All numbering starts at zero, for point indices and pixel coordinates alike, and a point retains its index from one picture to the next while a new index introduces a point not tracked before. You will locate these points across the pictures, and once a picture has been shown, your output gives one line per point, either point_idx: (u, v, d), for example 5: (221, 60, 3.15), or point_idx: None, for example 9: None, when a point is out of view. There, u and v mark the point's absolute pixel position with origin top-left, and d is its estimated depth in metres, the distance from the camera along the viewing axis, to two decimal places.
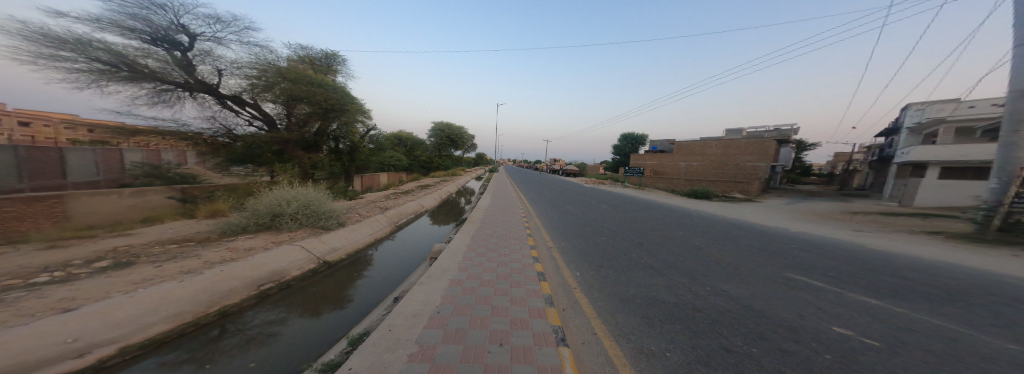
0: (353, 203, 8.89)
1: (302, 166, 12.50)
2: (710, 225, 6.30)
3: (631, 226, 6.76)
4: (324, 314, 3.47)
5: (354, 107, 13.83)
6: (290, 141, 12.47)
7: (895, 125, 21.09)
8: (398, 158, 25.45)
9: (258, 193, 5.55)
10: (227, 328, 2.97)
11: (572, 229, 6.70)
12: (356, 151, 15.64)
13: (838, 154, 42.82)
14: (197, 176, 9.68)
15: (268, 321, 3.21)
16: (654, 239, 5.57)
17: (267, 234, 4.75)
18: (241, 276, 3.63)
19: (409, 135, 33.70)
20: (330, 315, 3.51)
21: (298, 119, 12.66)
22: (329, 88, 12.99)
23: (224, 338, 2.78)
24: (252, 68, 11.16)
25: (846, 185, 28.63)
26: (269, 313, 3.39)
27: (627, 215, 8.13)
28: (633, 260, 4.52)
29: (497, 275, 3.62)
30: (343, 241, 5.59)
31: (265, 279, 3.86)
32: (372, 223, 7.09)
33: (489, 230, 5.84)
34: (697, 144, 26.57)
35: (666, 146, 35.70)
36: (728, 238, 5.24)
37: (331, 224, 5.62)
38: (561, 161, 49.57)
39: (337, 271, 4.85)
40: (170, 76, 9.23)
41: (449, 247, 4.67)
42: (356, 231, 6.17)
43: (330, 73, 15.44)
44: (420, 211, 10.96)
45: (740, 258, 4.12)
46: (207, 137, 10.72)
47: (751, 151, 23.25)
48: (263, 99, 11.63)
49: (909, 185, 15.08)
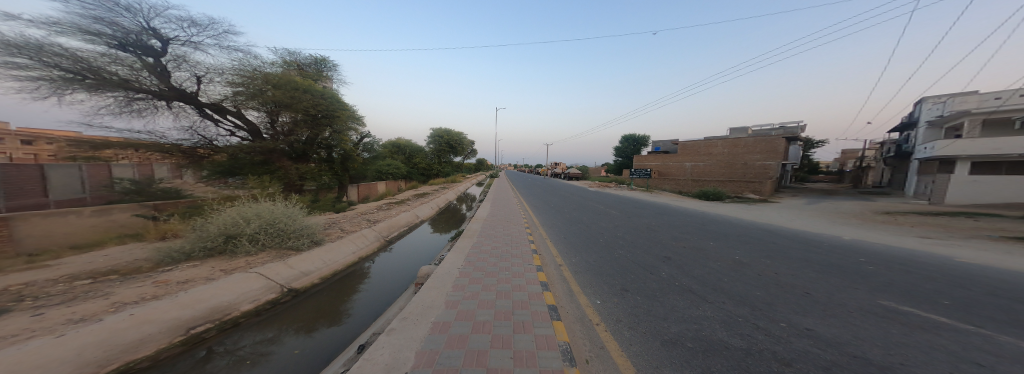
0: (338, 217, 8.02)
1: (288, 177, 11.68)
2: (743, 233, 5.45)
3: (650, 236, 5.88)
4: (311, 338, 3.04)
5: (344, 113, 13.47)
6: (276, 150, 11.68)
7: (910, 120, 20.30)
8: (396, 166, 24.69)
9: (215, 210, 4.71)
10: (213, 350, 2.69)
11: (583, 242, 5.83)
12: (349, 159, 14.84)
13: (846, 151, 41.72)
14: (182, 190, 9.09)
15: (258, 340, 2.91)
16: (683, 252, 4.70)
17: (218, 261, 3.91)
18: (163, 319, 2.71)
19: (408, 143, 33.18)
20: (320, 336, 3.10)
21: (284, 128, 12.01)
22: (317, 95, 12.62)
23: (213, 360, 2.52)
24: (237, 75, 10.67)
25: (859, 182, 27.65)
26: (256, 334, 3.04)
27: (642, 223, 7.26)
28: (664, 281, 3.63)
29: (496, 313, 2.76)
30: (316, 262, 4.76)
31: (198, 320, 2.93)
32: (356, 240, 6.25)
33: (487, 247, 5.00)
34: (702, 144, 25.79)
35: (669, 146, 34.85)
36: (772, 250, 4.38)
37: (301, 244, 4.76)
38: (563, 165, 48.75)
39: (304, 301, 3.97)
40: (142, 83, 8.74)
41: (437, 272, 3.81)
42: (335, 251, 5.35)
43: (320, 79, 15.00)
44: (415, 222, 10.07)
45: (802, 278, 3.26)
46: (186, 148, 10.07)
47: (760, 150, 22.42)
48: (247, 107, 10.97)
49: (936, 181, 14.17)
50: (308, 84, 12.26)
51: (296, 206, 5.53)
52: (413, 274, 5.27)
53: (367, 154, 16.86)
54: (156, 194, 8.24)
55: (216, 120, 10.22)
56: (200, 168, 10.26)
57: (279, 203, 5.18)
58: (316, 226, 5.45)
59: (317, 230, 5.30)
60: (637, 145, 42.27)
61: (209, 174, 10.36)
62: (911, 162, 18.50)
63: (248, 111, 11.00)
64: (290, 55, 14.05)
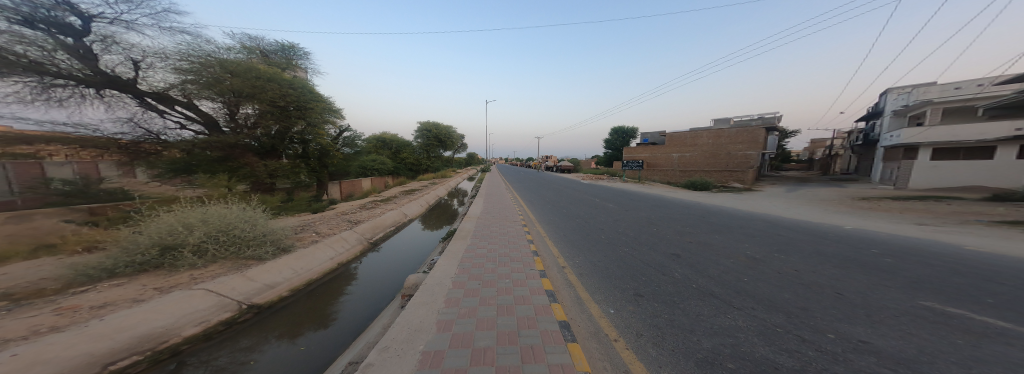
0: (314, 218, 7.18)
1: (255, 175, 10.47)
2: (747, 226, 5.29)
3: (654, 232, 5.60)
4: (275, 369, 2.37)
5: (317, 105, 12.44)
6: (238, 145, 10.45)
7: (878, 110, 21.46)
8: (381, 162, 23.45)
9: (149, 215, 3.85)
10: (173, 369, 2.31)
11: (584, 240, 5.46)
12: (326, 155, 13.72)
13: (817, 140, 44.20)
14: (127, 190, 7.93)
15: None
16: (693, 248, 4.43)
17: (151, 278, 3.11)
18: (68, 354, 1.98)
19: (392, 137, 31.73)
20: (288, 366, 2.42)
21: (247, 121, 10.77)
22: (284, 84, 11.45)
23: None
24: (189, 62, 9.38)
25: (829, 170, 29.36)
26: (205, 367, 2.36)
27: (641, 217, 7.01)
28: (681, 284, 3.31)
29: (499, 336, 2.29)
30: (285, 272, 4.06)
31: (123, 351, 2.22)
32: (335, 244, 5.54)
33: (484, 249, 4.52)
34: (687, 135, 26.27)
35: (656, 138, 35.35)
36: (782, 243, 4.20)
37: (263, 253, 4.01)
38: (551, 158, 48.64)
39: (269, 319, 3.30)
40: (59, 67, 7.48)
41: (427, 282, 3.28)
42: (310, 259, 4.66)
43: (288, 68, 13.68)
44: (402, 221, 9.35)
45: (826, 275, 3.04)
46: (127, 143, 8.65)
47: (742, 140, 23.10)
48: (200, 97, 9.71)
49: (902, 167, 15.08)
50: (273, 72, 11.04)
51: (257, 209, 4.74)
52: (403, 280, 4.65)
53: (347, 150, 15.68)
54: (98, 196, 7.11)
55: (162, 111, 9.10)
56: (151, 166, 8.90)
57: (234, 206, 4.39)
58: (284, 230, 4.71)
59: (284, 235, 4.56)
60: (624, 137, 42.80)
61: (166, 172, 9.09)
62: (878, 150, 19.63)
63: (202, 102, 9.75)
64: (251, 40, 12.61)
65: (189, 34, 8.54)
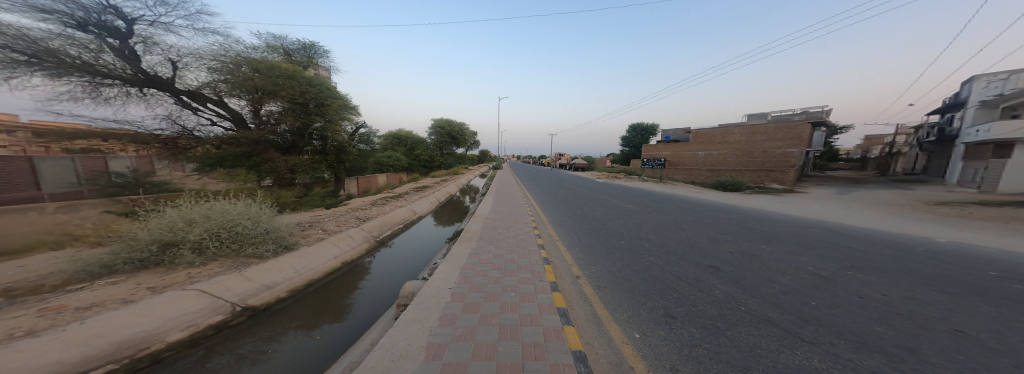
0: (324, 215, 7.19)
1: (277, 170, 10.83)
2: (799, 235, 4.44)
3: (682, 238, 4.92)
4: None
5: (335, 102, 12.73)
6: (261, 142, 10.82)
7: (956, 100, 18.38)
8: (397, 159, 23.95)
9: (154, 210, 3.84)
10: None
11: (601, 246, 4.90)
12: (343, 152, 14.01)
13: (872, 136, 39.28)
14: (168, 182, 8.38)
15: None
16: (733, 259, 3.73)
17: (147, 276, 3.02)
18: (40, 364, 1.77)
19: (409, 134, 32.29)
20: None
21: (270, 118, 11.16)
22: (303, 81, 11.79)
23: None
24: (218, 59, 9.79)
25: (888, 170, 25.85)
26: None
27: (665, 220, 6.29)
28: (724, 305, 2.67)
29: (498, 368, 1.86)
30: (284, 272, 3.90)
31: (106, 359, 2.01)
32: (340, 242, 5.44)
33: (489, 254, 4.13)
34: (717, 132, 24.22)
35: (681, 134, 33.05)
36: (852, 258, 3.38)
37: (264, 251, 3.89)
38: (567, 156, 47.37)
39: (262, 323, 3.11)
40: (106, 67, 8.02)
41: (422, 293, 2.93)
42: (312, 258, 4.53)
43: (309, 66, 14.11)
44: (412, 218, 9.23)
45: (931, 302, 2.28)
46: (166, 139, 9.28)
47: (781, 136, 20.87)
48: (227, 95, 10.17)
49: (990, 167, 12.75)
50: (292, 70, 11.38)
51: (263, 204, 4.67)
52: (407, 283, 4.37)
53: (364, 146, 16.03)
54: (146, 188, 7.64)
55: (195, 109, 9.58)
56: (187, 161, 9.53)
57: (239, 201, 4.33)
58: (287, 227, 4.61)
59: (288, 231, 4.45)
60: (644, 134, 40.67)
61: (201, 167, 9.63)
62: (956, 147, 16.81)
63: (230, 99, 10.21)
64: (276, 39, 13.20)
65: (220, 34, 9.28)
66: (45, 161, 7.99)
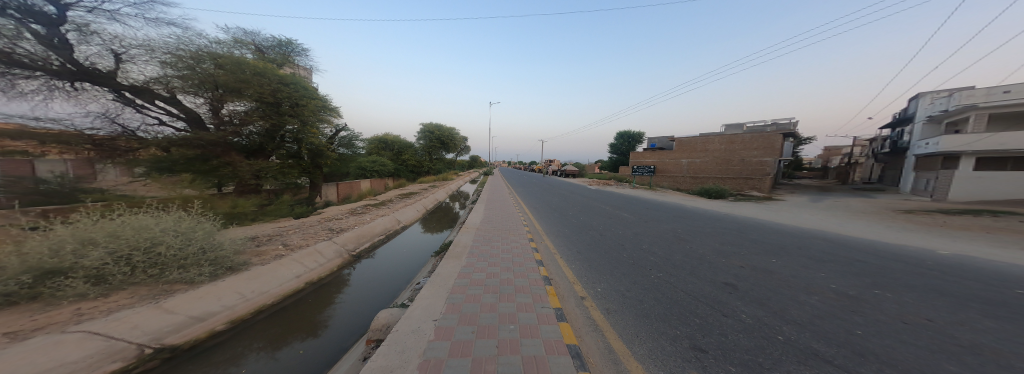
0: (291, 226, 6.32)
1: (238, 175, 9.63)
2: (806, 248, 4.28)
3: (687, 251, 4.62)
4: None
5: (310, 103, 11.78)
6: (221, 144, 9.62)
7: (906, 116, 20.20)
8: (381, 163, 22.79)
9: (42, 228, 2.97)
10: None
11: (604, 261, 4.48)
12: (320, 156, 12.94)
13: (832, 147, 42.73)
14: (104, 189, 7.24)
15: None
16: (746, 275, 3.45)
17: (8, 316, 2.22)
18: None
19: (395, 138, 31.14)
20: None
21: (234, 119, 10.00)
22: (275, 79, 10.79)
23: None
24: (179, 52, 8.73)
25: (849, 179, 27.97)
26: None
27: (665, 231, 6.03)
28: (757, 334, 2.30)
29: None
30: (224, 299, 3.19)
31: None
32: (305, 259, 4.67)
33: (480, 275, 3.60)
34: (698, 141, 25.16)
35: (665, 143, 34.15)
36: (871, 274, 3.20)
37: (196, 275, 3.16)
38: (555, 163, 47.79)
39: (181, 369, 2.39)
40: (26, 56, 6.75)
41: (396, 328, 2.36)
42: (265, 281, 3.79)
43: (284, 64, 13.10)
44: (394, 228, 8.46)
45: (989, 331, 2.02)
46: (100, 139, 7.78)
47: (757, 146, 21.93)
48: (179, 91, 8.90)
49: (940, 178, 13.92)
50: (263, 67, 10.38)
51: (202, 217, 3.91)
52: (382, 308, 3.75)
53: (343, 150, 14.97)
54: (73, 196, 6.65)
55: (140, 106, 8.36)
56: (131, 165, 8.03)
57: (166, 215, 3.54)
58: (233, 243, 3.85)
59: (232, 249, 3.71)
60: (630, 142, 41.79)
61: (147, 171, 8.14)
62: (908, 159, 18.36)
63: (185, 96, 9.00)
64: (248, 34, 12.15)
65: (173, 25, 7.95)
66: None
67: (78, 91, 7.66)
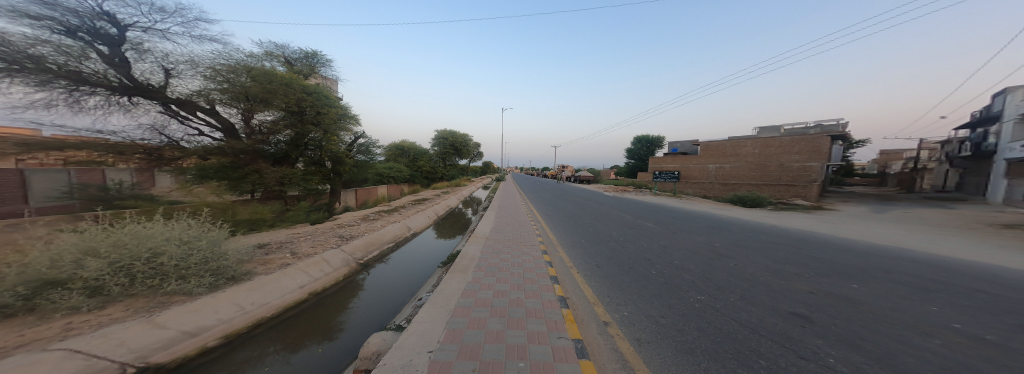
0: (303, 233, 6.34)
1: (264, 181, 10.06)
2: (893, 272, 3.44)
3: (732, 270, 3.90)
4: None
5: (332, 112, 12.28)
6: (251, 152, 10.14)
7: (988, 113, 17.34)
8: (398, 170, 23.36)
9: (55, 236, 3.02)
10: None
11: (629, 278, 3.88)
12: (340, 163, 13.39)
13: (888, 151, 37.99)
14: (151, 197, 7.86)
15: None
16: (822, 305, 2.73)
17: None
18: None
19: (412, 145, 32.00)
20: None
21: (263, 128, 10.54)
22: (300, 89, 11.36)
23: None
24: (218, 65, 9.39)
25: (913, 187, 24.47)
26: None
27: (699, 244, 5.28)
28: None
29: None
30: (220, 312, 3.02)
31: None
32: (311, 268, 4.55)
33: (485, 295, 3.18)
34: (728, 144, 23.28)
35: (689, 147, 32.15)
36: (1008, 312, 2.40)
37: (194, 285, 3.05)
38: (571, 170, 46.72)
39: None
40: (89, 74, 7.44)
41: (383, 362, 1.98)
42: (266, 292, 3.64)
43: (310, 76, 13.84)
44: (404, 235, 8.30)
45: None
46: (150, 148, 8.43)
47: (798, 150, 19.76)
48: (217, 102, 9.50)
49: None
50: (290, 78, 10.96)
51: (211, 224, 3.91)
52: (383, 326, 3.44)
53: (362, 157, 15.42)
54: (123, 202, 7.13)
55: (183, 118, 9.03)
56: (180, 172, 8.79)
57: (174, 222, 3.54)
58: (238, 252, 3.78)
59: (236, 259, 3.62)
60: (650, 147, 39.90)
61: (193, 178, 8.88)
62: (994, 164, 15.62)
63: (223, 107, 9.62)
64: (278, 48, 12.97)
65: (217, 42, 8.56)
66: (37, 172, 7.64)
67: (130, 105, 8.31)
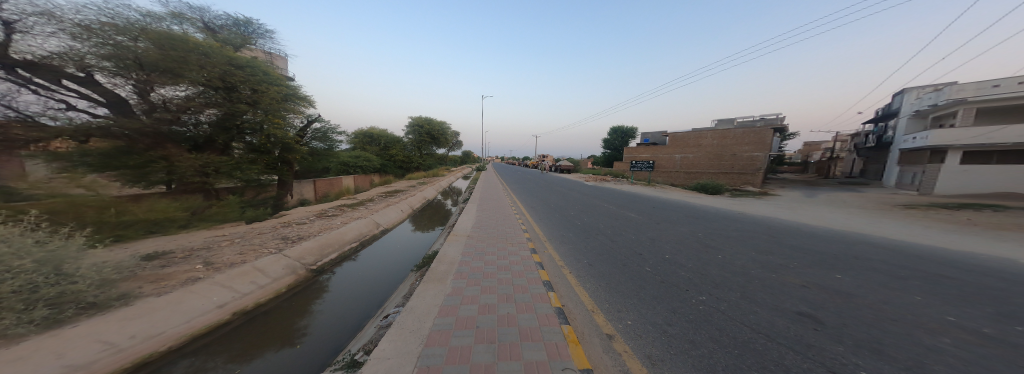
0: (233, 236, 5.09)
1: (178, 173, 8.03)
2: (864, 259, 3.60)
3: (723, 263, 3.81)
4: None
5: (271, 92, 10.38)
6: (158, 134, 8.02)
7: (892, 110, 20.57)
8: (366, 158, 21.22)
9: None
10: None
11: (626, 281, 3.63)
12: (288, 151, 11.45)
13: (812, 143, 44.33)
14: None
15: None
16: (823, 300, 2.66)
17: None
18: None
19: (381, 132, 29.35)
20: None
21: (174, 107, 8.32)
22: (226, 61, 9.25)
23: None
24: (100, 25, 7.01)
25: (832, 173, 28.81)
26: None
27: (685, 235, 5.24)
28: None
29: None
30: (71, 351, 1.97)
31: None
32: (235, 281, 3.52)
33: (468, 312, 2.60)
34: (691, 135, 24.96)
35: (657, 138, 33.98)
36: (980, 299, 2.51)
37: (13, 322, 1.95)
38: (547, 159, 47.33)
39: None
40: None
41: None
42: (158, 319, 2.62)
43: (242, 46, 11.47)
44: (371, 232, 7.28)
45: None
46: None
47: (749, 141, 21.77)
48: (100, 71, 7.11)
49: (927, 172, 14.15)
50: (208, 45, 8.75)
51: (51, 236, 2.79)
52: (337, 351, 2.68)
53: (319, 144, 13.45)
54: None
55: (46, 88, 6.75)
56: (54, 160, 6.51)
57: None
58: (101, 270, 2.68)
59: (95, 280, 2.57)
60: (622, 137, 41.54)
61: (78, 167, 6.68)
62: (892, 154, 18.79)
63: (106, 78, 7.24)
64: (195, 8, 10.45)
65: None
66: None
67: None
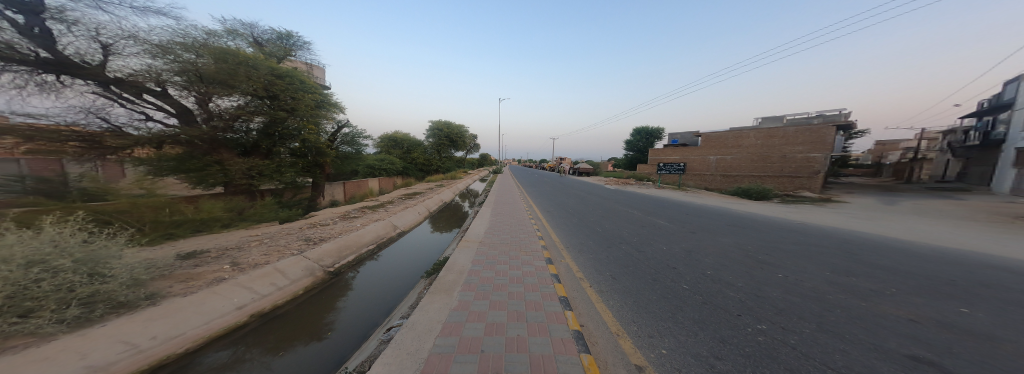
0: (263, 236, 5.39)
1: (229, 175, 8.89)
2: (995, 287, 2.72)
3: (785, 283, 3.12)
4: None
5: (308, 100, 11.22)
6: (214, 141, 8.98)
7: (1002, 100, 16.79)
8: (390, 162, 22.23)
9: None
10: None
11: (659, 301, 3.11)
12: (321, 155, 12.28)
13: (886, 141, 38.01)
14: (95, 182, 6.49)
15: None
16: (948, 346, 1.94)
17: None
18: None
19: (405, 136, 30.64)
20: None
21: (227, 116, 9.27)
22: (270, 73, 10.15)
23: None
24: (172, 43, 8.00)
25: (914, 177, 24.33)
26: None
27: (728, 247, 4.51)
28: None
29: None
30: (94, 352, 1.96)
31: None
32: (255, 283, 3.59)
33: (473, 332, 2.32)
34: (730, 135, 22.59)
35: (689, 138, 31.34)
36: None
37: (44, 321, 2.01)
38: (568, 162, 46.22)
39: None
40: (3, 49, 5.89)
41: None
42: (180, 319, 2.64)
43: (283, 58, 12.58)
44: (389, 234, 7.37)
45: None
46: (88, 134, 7.03)
47: (801, 141, 19.11)
48: (171, 85, 8.12)
49: None
50: (254, 58, 9.65)
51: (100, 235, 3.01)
52: (340, 360, 2.54)
53: (348, 148, 14.29)
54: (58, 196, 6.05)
55: (130, 101, 7.78)
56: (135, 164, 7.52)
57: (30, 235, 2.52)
58: (135, 269, 2.80)
59: (128, 280, 2.66)
60: (649, 138, 39.09)
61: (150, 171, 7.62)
62: (1003, 154, 15.25)
63: (175, 91, 8.26)
64: (245, 26, 11.68)
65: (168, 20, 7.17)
66: None
67: (57, 84, 6.74)
